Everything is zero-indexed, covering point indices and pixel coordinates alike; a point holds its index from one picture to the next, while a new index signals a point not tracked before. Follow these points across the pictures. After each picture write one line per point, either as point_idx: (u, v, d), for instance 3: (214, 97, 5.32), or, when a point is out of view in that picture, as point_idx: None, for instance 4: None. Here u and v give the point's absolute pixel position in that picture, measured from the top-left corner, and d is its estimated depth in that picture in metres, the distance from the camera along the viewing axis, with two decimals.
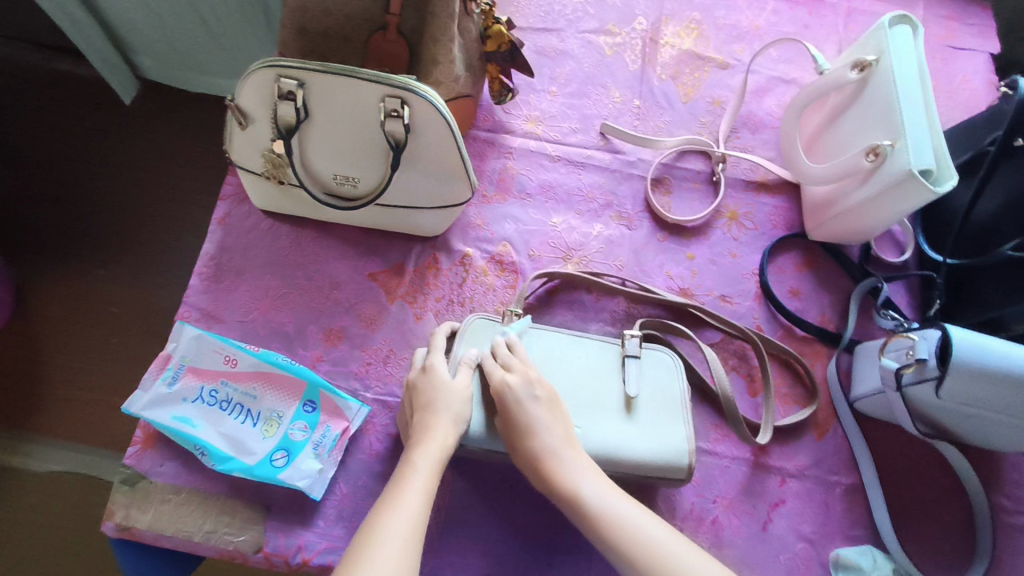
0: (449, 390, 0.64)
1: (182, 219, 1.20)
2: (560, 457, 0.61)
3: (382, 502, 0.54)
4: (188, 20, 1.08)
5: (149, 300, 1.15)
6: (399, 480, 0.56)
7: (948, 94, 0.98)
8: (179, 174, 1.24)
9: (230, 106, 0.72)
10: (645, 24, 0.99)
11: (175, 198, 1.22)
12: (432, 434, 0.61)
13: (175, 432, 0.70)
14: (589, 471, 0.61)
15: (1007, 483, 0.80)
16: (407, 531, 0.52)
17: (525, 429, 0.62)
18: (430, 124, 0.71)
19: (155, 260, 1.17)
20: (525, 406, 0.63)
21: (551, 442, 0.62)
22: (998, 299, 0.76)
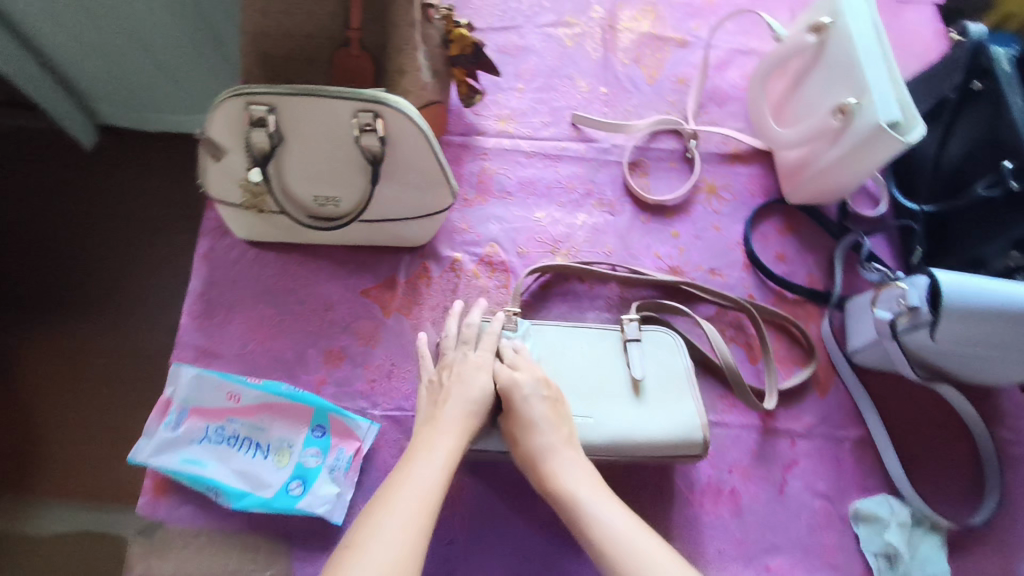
0: (467, 379, 0.66)
1: (159, 260, 1.18)
2: (556, 456, 0.62)
3: (396, 479, 0.57)
4: (140, 59, 1.06)
5: (136, 346, 1.12)
6: (409, 460, 0.59)
7: (901, 47, 1.01)
8: (150, 215, 1.22)
9: (201, 140, 0.71)
10: (602, 12, 0.99)
11: (149, 240, 1.20)
12: (444, 416, 0.63)
13: (186, 476, 0.69)
14: (583, 472, 0.61)
15: (1006, 416, 0.83)
16: (417, 504, 0.54)
17: (526, 426, 0.63)
18: (405, 134, 0.71)
19: (137, 305, 1.15)
20: (528, 404, 0.64)
21: (548, 442, 0.63)
22: (977, 239, 0.79)
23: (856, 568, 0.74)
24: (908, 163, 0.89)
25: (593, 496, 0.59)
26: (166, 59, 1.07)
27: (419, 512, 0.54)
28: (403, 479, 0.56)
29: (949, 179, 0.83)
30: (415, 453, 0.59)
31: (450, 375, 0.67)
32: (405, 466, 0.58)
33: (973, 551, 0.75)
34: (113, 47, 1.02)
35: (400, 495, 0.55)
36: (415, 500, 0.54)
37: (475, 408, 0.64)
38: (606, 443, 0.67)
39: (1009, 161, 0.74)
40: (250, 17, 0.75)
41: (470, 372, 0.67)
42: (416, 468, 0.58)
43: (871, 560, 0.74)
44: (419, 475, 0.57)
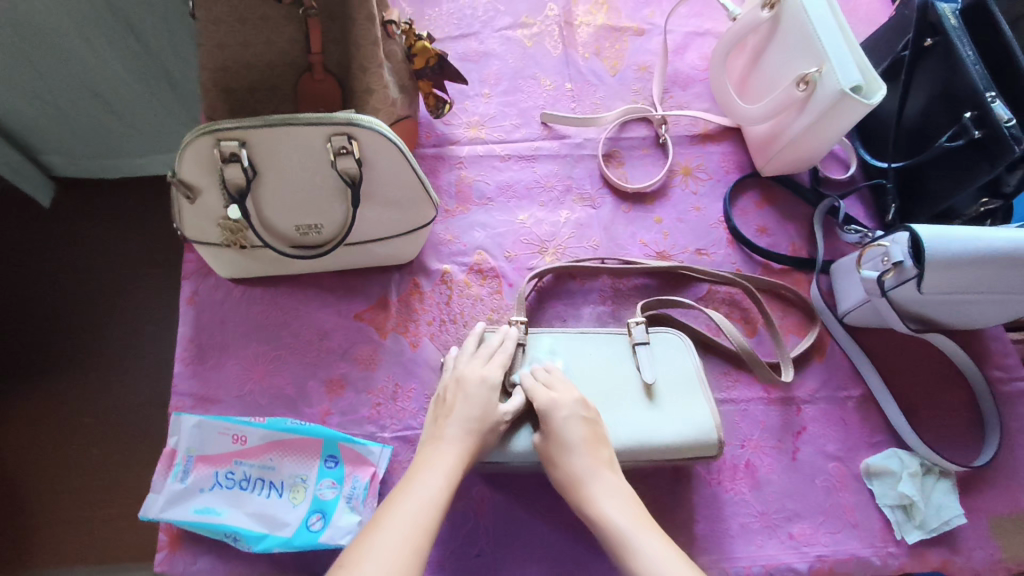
0: (472, 396, 0.65)
1: (136, 310, 1.15)
2: (594, 481, 0.61)
3: (395, 497, 0.57)
4: (91, 104, 1.03)
5: (123, 399, 1.09)
6: (408, 481, 0.58)
7: (849, 12, 1.03)
8: (120, 266, 1.18)
9: (173, 181, 0.70)
10: (557, 9, 1.00)
11: (123, 290, 1.17)
12: (448, 436, 0.63)
13: (201, 525, 0.68)
14: (622, 497, 0.60)
15: (996, 355, 0.86)
16: (410, 521, 0.54)
17: (564, 450, 0.63)
18: (381, 152, 0.70)
19: (119, 359, 1.12)
20: (567, 426, 0.64)
21: (587, 466, 0.62)
22: (947, 189, 0.81)
23: (876, 523, 0.75)
24: (873, 124, 0.92)
25: (630, 521, 0.58)
26: (118, 101, 1.05)
27: (417, 531, 0.53)
28: (403, 497, 0.56)
29: (913, 134, 0.85)
30: (416, 472, 0.59)
31: (455, 389, 0.67)
32: (406, 485, 0.58)
33: (983, 491, 0.77)
34: (61, 96, 1.00)
35: (398, 513, 0.54)
36: (414, 520, 0.54)
37: (477, 426, 0.64)
38: (623, 444, 0.68)
39: (969, 111, 0.76)
40: (207, 52, 0.73)
41: (475, 386, 0.66)
42: (416, 487, 0.57)
43: (889, 514, 0.75)
44: (418, 493, 0.57)
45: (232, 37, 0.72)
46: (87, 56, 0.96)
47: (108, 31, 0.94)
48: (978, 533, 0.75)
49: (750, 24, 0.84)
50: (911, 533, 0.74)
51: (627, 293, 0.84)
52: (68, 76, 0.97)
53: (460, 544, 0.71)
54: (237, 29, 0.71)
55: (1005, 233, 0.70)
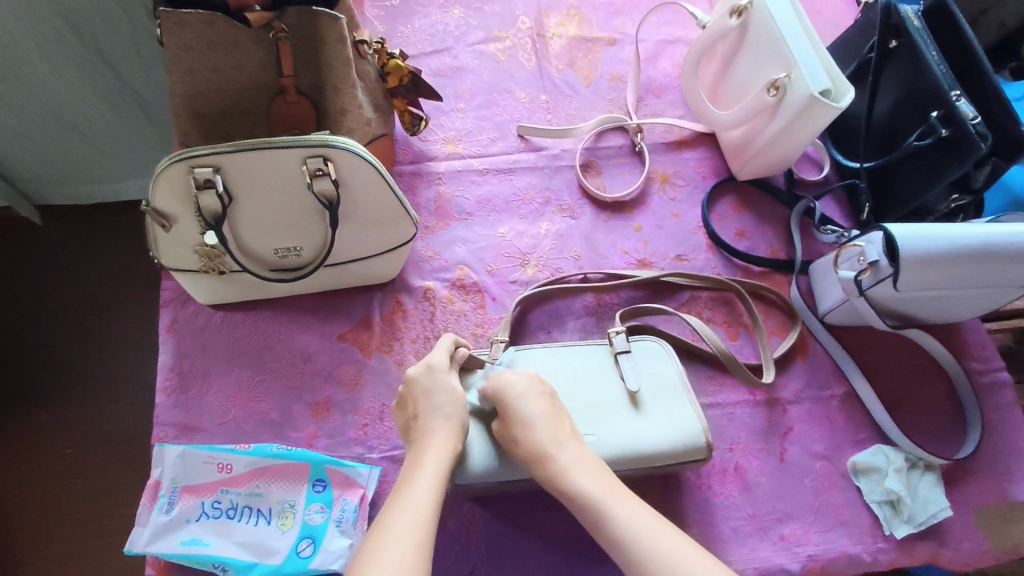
0: (436, 394, 0.65)
1: (116, 338, 1.14)
2: (562, 451, 0.62)
3: (392, 502, 0.56)
4: (63, 133, 1.02)
5: (105, 429, 1.08)
6: (404, 483, 0.58)
7: (815, 15, 1.05)
8: (98, 293, 1.17)
9: (146, 211, 0.69)
10: (529, 22, 1.00)
11: (102, 318, 1.15)
12: (436, 440, 0.62)
13: (188, 557, 0.67)
14: (589, 464, 0.61)
15: (974, 348, 0.87)
16: (414, 524, 0.53)
17: (526, 426, 0.63)
18: (358, 172, 0.70)
19: (101, 388, 1.10)
20: (525, 403, 0.64)
21: (549, 437, 0.62)
22: (918, 187, 0.83)
23: (865, 520, 0.76)
24: (843, 124, 0.93)
25: (602, 487, 0.59)
26: (92, 128, 1.04)
27: (419, 528, 0.53)
28: (400, 500, 0.56)
29: (882, 134, 0.87)
30: (409, 473, 0.59)
31: (410, 391, 0.67)
32: (402, 487, 0.57)
33: (967, 482, 0.78)
34: (31, 124, 0.99)
35: (399, 514, 0.54)
36: (416, 518, 0.54)
37: (456, 416, 0.65)
38: (608, 461, 0.68)
39: (935, 110, 0.78)
40: (178, 79, 0.73)
41: (438, 389, 0.66)
42: (412, 487, 0.57)
43: (877, 510, 0.76)
44: (415, 492, 0.56)
45: (203, 64, 0.72)
46: (57, 85, 0.95)
47: (77, 58, 0.93)
48: (964, 525, 0.76)
49: (719, 32, 0.85)
50: (899, 528, 0.75)
51: (612, 305, 0.85)
52: (39, 105, 0.96)
53: (454, 562, 0.71)
54: (206, 55, 0.72)
55: (976, 229, 0.71)
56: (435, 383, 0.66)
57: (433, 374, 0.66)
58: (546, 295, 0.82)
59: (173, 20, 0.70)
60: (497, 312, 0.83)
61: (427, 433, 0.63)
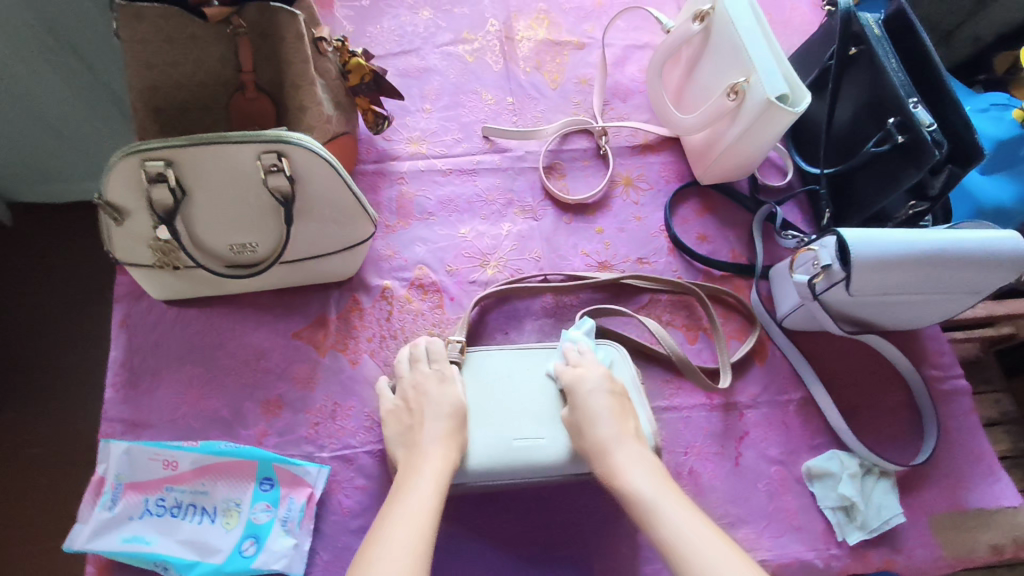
0: (435, 400, 0.68)
1: (80, 335, 1.13)
2: (620, 446, 0.64)
3: (389, 509, 0.59)
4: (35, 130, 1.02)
5: (66, 427, 1.07)
6: (402, 490, 0.60)
7: (783, 24, 1.06)
8: (62, 290, 1.15)
9: (99, 204, 0.69)
10: (498, 25, 1.01)
11: (67, 315, 1.14)
12: (427, 447, 0.65)
13: (129, 555, 0.66)
14: (645, 463, 0.63)
15: (933, 355, 0.87)
16: (409, 533, 0.55)
17: (590, 419, 0.66)
18: (314, 169, 0.71)
19: (63, 386, 1.09)
20: (592, 398, 0.68)
21: (610, 435, 0.65)
22: (876, 194, 0.83)
23: (818, 525, 0.76)
24: (804, 130, 0.93)
25: (654, 488, 0.60)
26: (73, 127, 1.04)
27: (412, 534, 0.55)
28: (394, 508, 0.58)
29: (843, 142, 0.87)
30: (406, 481, 0.61)
31: (416, 397, 0.69)
32: (398, 496, 0.60)
33: (922, 489, 0.78)
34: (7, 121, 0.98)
35: (394, 520, 0.57)
36: (409, 527, 0.56)
37: (452, 422, 0.67)
38: (560, 463, 0.68)
39: (893, 117, 0.78)
40: (135, 72, 0.71)
41: (441, 403, 0.68)
42: (408, 492, 0.60)
43: (831, 516, 0.76)
44: (410, 501, 0.59)
45: (160, 57, 0.70)
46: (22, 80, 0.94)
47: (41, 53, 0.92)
48: (918, 531, 0.76)
49: (682, 37, 0.85)
50: (852, 534, 0.75)
51: (571, 306, 0.85)
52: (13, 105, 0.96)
53: None
54: (164, 49, 0.70)
55: (932, 235, 0.72)
56: (440, 393, 0.69)
57: (443, 385, 0.70)
58: (505, 295, 0.82)
59: (129, 12, 0.68)
60: (455, 312, 0.82)
61: (421, 442, 0.65)
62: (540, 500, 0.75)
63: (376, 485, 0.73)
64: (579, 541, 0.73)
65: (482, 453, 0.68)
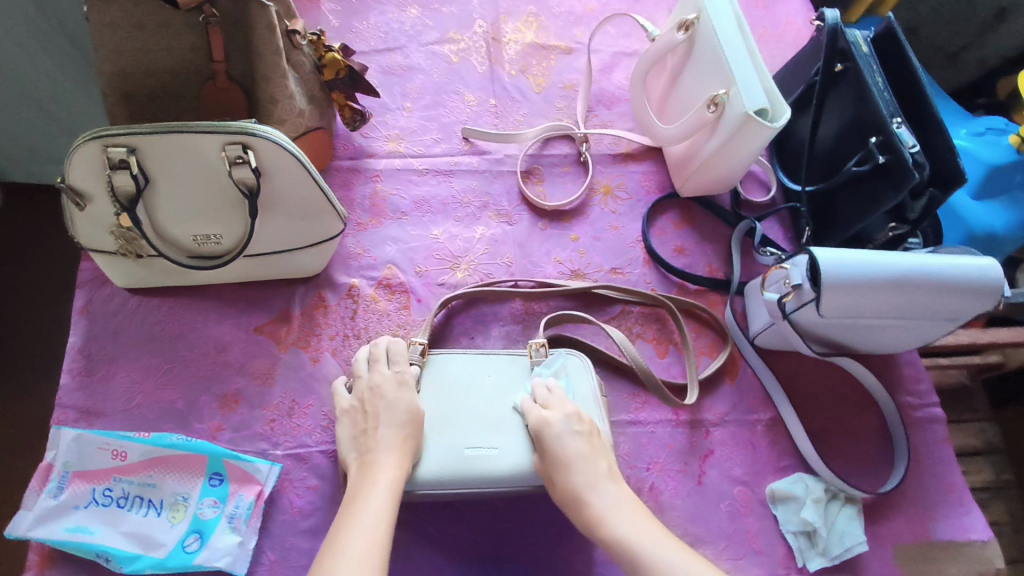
0: (391, 401, 0.67)
1: (52, 318, 1.12)
2: (598, 494, 0.61)
3: (341, 524, 0.57)
4: (30, 114, 1.01)
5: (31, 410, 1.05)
6: (355, 502, 0.59)
7: (776, 38, 1.05)
8: (35, 271, 1.14)
9: (61, 187, 0.68)
10: (485, 26, 1.00)
11: (38, 297, 1.12)
12: (383, 455, 0.63)
13: (70, 544, 0.64)
14: (626, 508, 0.61)
15: (908, 381, 0.85)
16: (366, 550, 0.54)
17: (562, 465, 0.63)
18: (280, 163, 0.70)
19: (30, 369, 1.08)
20: (562, 443, 0.64)
21: (585, 481, 0.62)
22: (856, 214, 0.81)
23: (779, 550, 0.74)
24: (788, 147, 0.92)
25: (639, 534, 0.58)
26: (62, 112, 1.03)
27: (370, 552, 0.54)
28: (349, 523, 0.56)
29: (826, 160, 0.85)
30: (359, 493, 0.59)
31: (372, 399, 0.67)
32: (351, 510, 0.58)
33: (889, 518, 0.76)
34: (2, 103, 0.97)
35: (350, 537, 0.55)
36: (366, 546, 0.54)
37: (408, 430, 0.65)
38: (511, 474, 0.67)
39: (874, 136, 0.76)
40: (104, 57, 0.70)
41: (397, 404, 0.66)
42: (363, 506, 0.58)
43: (792, 540, 0.74)
44: (364, 516, 0.57)
45: (131, 43, 0.70)
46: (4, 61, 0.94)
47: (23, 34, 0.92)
48: (882, 560, 0.74)
49: (666, 46, 0.83)
50: (813, 561, 0.73)
51: (540, 314, 0.83)
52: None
53: None
54: (134, 35, 0.69)
55: (905, 258, 0.70)
56: (398, 398, 0.67)
57: (401, 390, 0.68)
58: (472, 299, 0.81)
59: None
60: (421, 314, 0.81)
61: (373, 451, 0.63)
62: (494, 509, 0.73)
63: (328, 486, 0.72)
64: (532, 553, 0.71)
65: (433, 462, 0.67)
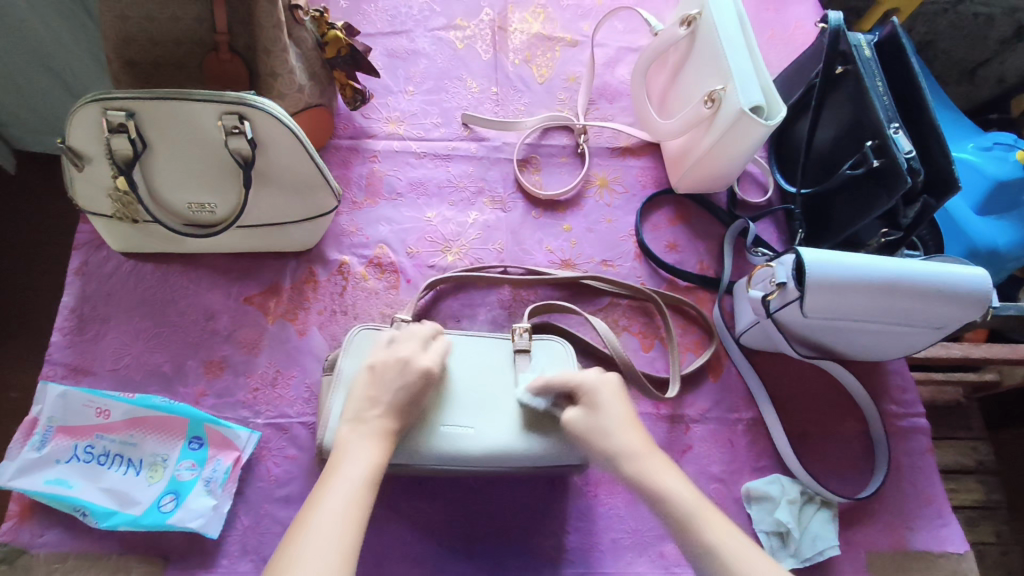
0: (398, 371, 0.63)
1: (53, 284, 1.14)
2: (645, 463, 0.58)
3: (314, 495, 0.53)
4: (43, 82, 1.03)
5: (28, 371, 1.08)
6: (328, 475, 0.55)
7: (784, 41, 1.04)
8: (40, 238, 1.16)
9: (61, 148, 0.69)
10: (492, 14, 1.00)
11: (41, 263, 1.15)
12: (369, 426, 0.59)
13: (50, 497, 0.66)
14: (670, 471, 0.58)
15: (894, 390, 0.85)
16: (338, 526, 0.50)
17: (604, 438, 0.60)
18: (275, 135, 0.70)
19: (31, 332, 1.10)
20: (605, 414, 0.62)
21: (630, 445, 0.59)
22: (849, 218, 0.81)
23: None
24: (787, 150, 0.92)
25: (686, 495, 0.56)
26: (77, 83, 1.05)
27: (340, 529, 0.50)
28: (324, 493, 0.52)
29: (822, 162, 0.85)
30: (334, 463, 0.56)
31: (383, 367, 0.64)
32: (337, 467, 0.55)
33: (865, 524, 0.76)
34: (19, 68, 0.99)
35: (330, 493, 0.52)
36: (344, 501, 0.52)
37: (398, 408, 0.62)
38: (482, 454, 0.68)
39: (870, 140, 0.76)
40: (110, 22, 0.72)
41: (403, 373, 0.64)
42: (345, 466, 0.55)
43: (764, 539, 0.74)
44: (346, 474, 0.54)
45: (136, 10, 0.71)
46: None
47: None
48: (854, 565, 0.74)
49: (667, 41, 0.84)
50: (784, 560, 0.72)
51: (528, 301, 0.84)
52: (12, 49, 0.97)
53: None
54: (140, 2, 0.70)
55: (893, 262, 0.70)
56: (396, 373, 0.63)
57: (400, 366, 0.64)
58: (459, 283, 0.81)
59: None
60: (409, 294, 0.82)
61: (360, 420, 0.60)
62: (468, 490, 0.74)
63: (306, 457, 0.73)
64: (502, 536, 0.72)
65: (410, 438, 0.67)
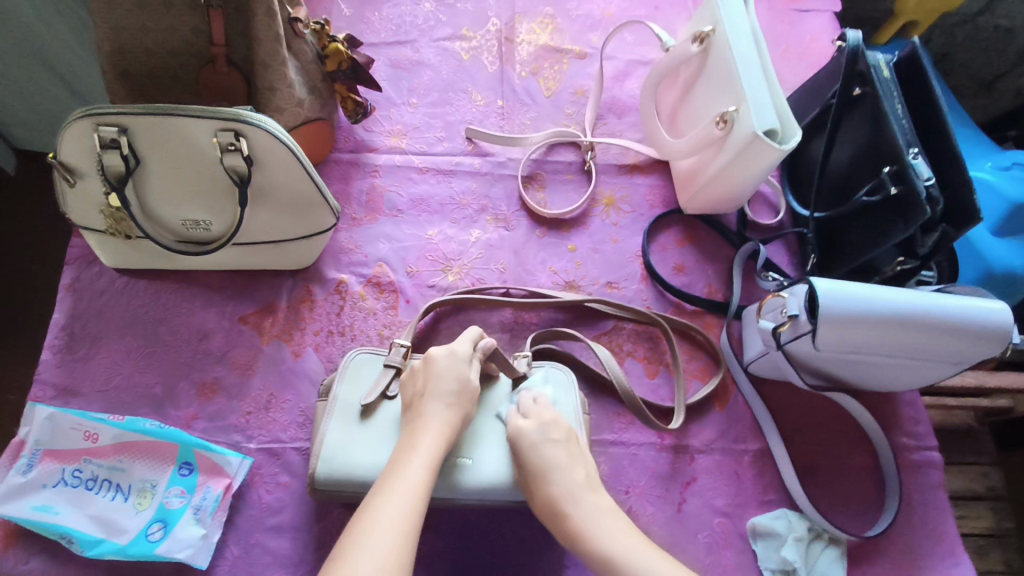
0: (447, 373, 0.64)
1: (39, 286, 1.10)
2: (577, 502, 0.59)
3: (372, 499, 0.52)
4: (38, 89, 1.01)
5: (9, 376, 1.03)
6: (390, 473, 0.55)
7: (799, 55, 1.02)
8: (29, 238, 1.12)
9: (52, 163, 0.67)
10: (499, 25, 0.98)
11: (28, 263, 1.11)
12: (427, 428, 0.60)
13: (35, 524, 0.63)
14: (607, 518, 0.58)
15: (906, 421, 0.82)
16: (399, 530, 0.49)
17: (539, 475, 0.61)
18: (271, 152, 0.68)
19: (14, 335, 1.06)
20: (540, 451, 0.62)
21: (563, 490, 0.60)
22: (865, 245, 0.78)
23: None
24: (802, 170, 0.89)
25: (613, 540, 0.56)
26: (76, 88, 1.02)
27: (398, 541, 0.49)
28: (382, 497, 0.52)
29: (838, 185, 0.82)
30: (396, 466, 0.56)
31: (425, 371, 0.64)
32: (386, 479, 0.54)
33: (874, 562, 0.73)
34: (16, 72, 0.95)
35: (389, 498, 0.52)
36: (403, 504, 0.52)
37: (456, 404, 0.62)
38: (479, 488, 0.64)
39: (888, 166, 0.73)
40: (104, 34, 0.70)
41: (450, 375, 0.64)
42: (399, 474, 0.55)
43: None
44: (406, 480, 0.54)
45: (131, 22, 0.69)
46: None
47: None
48: None
49: (679, 57, 0.81)
50: None
51: (530, 324, 0.82)
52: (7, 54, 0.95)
53: (310, 569, 0.67)
54: (136, 14, 0.68)
55: (912, 295, 0.67)
56: (449, 367, 0.64)
57: (452, 359, 0.65)
58: (459, 305, 0.79)
59: None
60: (408, 315, 0.80)
61: (420, 418, 0.60)
62: (464, 521, 0.71)
63: (298, 484, 0.71)
64: (498, 570, 0.70)
65: None
